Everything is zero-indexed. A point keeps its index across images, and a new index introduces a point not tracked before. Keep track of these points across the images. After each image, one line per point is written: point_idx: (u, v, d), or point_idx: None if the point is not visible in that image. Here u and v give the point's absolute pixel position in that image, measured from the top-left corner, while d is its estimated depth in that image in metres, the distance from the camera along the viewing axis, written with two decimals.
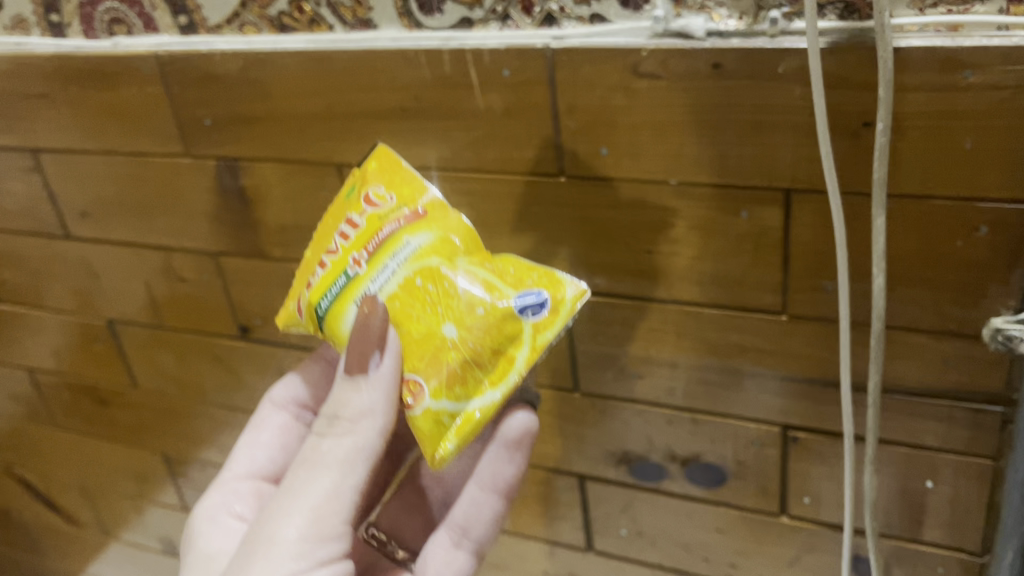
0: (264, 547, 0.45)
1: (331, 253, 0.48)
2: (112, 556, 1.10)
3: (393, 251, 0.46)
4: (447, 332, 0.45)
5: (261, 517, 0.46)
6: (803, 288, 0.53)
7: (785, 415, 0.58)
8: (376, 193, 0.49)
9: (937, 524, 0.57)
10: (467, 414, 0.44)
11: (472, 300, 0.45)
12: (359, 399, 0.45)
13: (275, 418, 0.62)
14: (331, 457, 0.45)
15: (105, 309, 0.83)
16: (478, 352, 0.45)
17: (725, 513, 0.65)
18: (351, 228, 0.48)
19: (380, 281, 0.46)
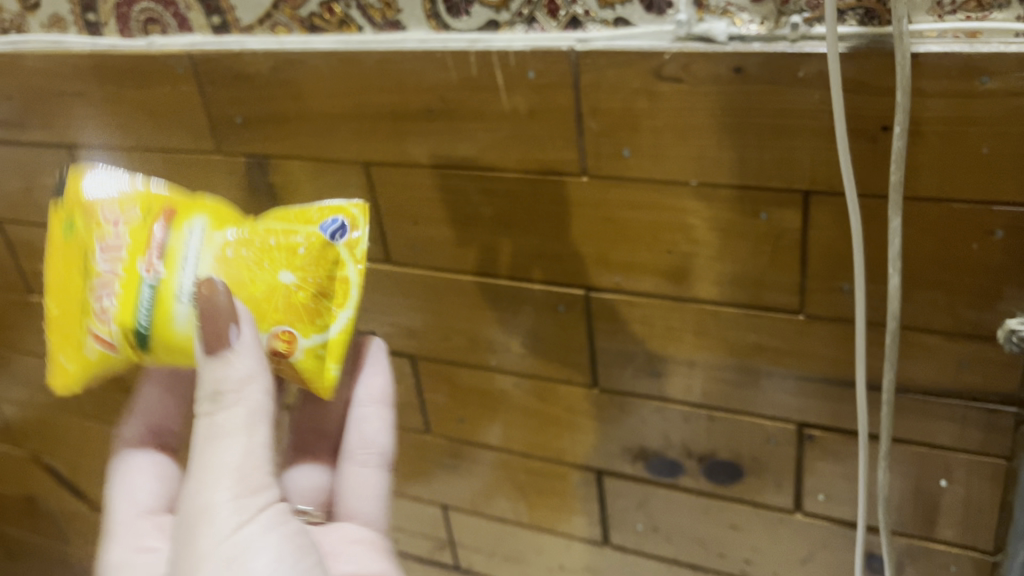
0: (200, 519, 0.45)
1: (115, 267, 0.48)
2: None
3: (181, 250, 0.48)
4: (286, 279, 0.48)
5: (184, 501, 0.46)
6: (821, 289, 0.54)
7: (801, 413, 0.59)
8: (117, 207, 0.49)
9: (950, 523, 0.58)
10: (332, 341, 0.48)
11: (291, 246, 0.49)
12: (231, 363, 0.44)
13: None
14: (225, 426, 0.45)
15: None
16: (318, 285, 0.48)
17: (741, 510, 0.66)
18: (115, 245, 0.48)
19: (187, 274, 0.47)
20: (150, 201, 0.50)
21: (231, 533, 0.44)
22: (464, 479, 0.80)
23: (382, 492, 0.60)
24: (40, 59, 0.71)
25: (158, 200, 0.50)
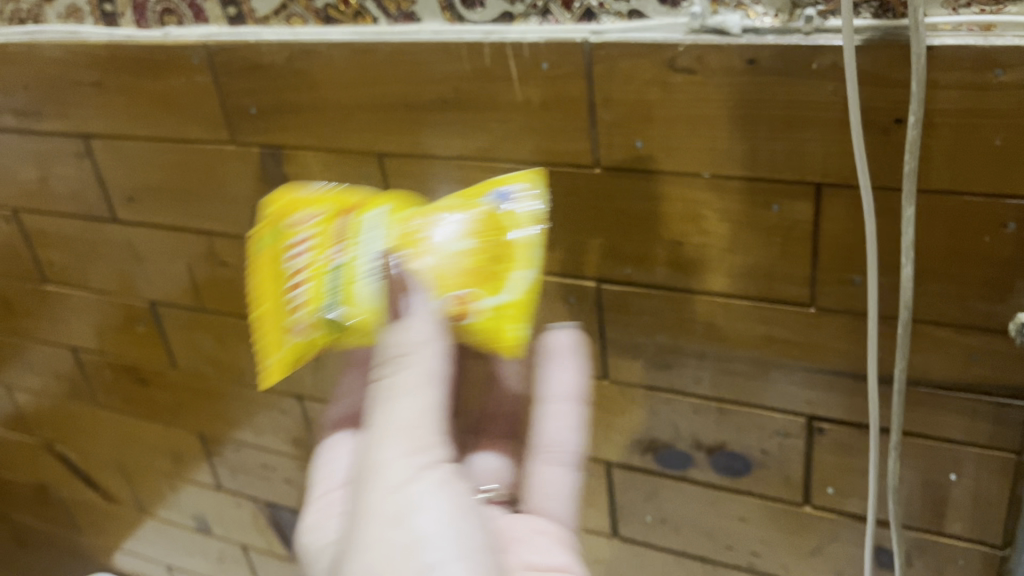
0: (369, 477, 0.46)
1: (326, 253, 0.50)
2: (147, 531, 1.13)
3: (358, 231, 0.50)
4: (507, 238, 0.49)
5: (359, 460, 0.48)
6: (832, 281, 0.54)
7: (810, 406, 0.59)
8: (306, 214, 0.52)
9: (958, 516, 0.58)
10: (499, 312, 0.48)
11: (473, 224, 0.50)
12: (417, 327, 0.46)
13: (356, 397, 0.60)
14: (404, 383, 0.46)
15: (148, 291, 0.85)
16: (490, 249, 0.49)
17: (749, 502, 0.66)
18: (306, 238, 0.51)
19: (371, 246, 0.49)
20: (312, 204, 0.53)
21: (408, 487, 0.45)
22: None
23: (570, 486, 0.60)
24: (57, 49, 0.71)
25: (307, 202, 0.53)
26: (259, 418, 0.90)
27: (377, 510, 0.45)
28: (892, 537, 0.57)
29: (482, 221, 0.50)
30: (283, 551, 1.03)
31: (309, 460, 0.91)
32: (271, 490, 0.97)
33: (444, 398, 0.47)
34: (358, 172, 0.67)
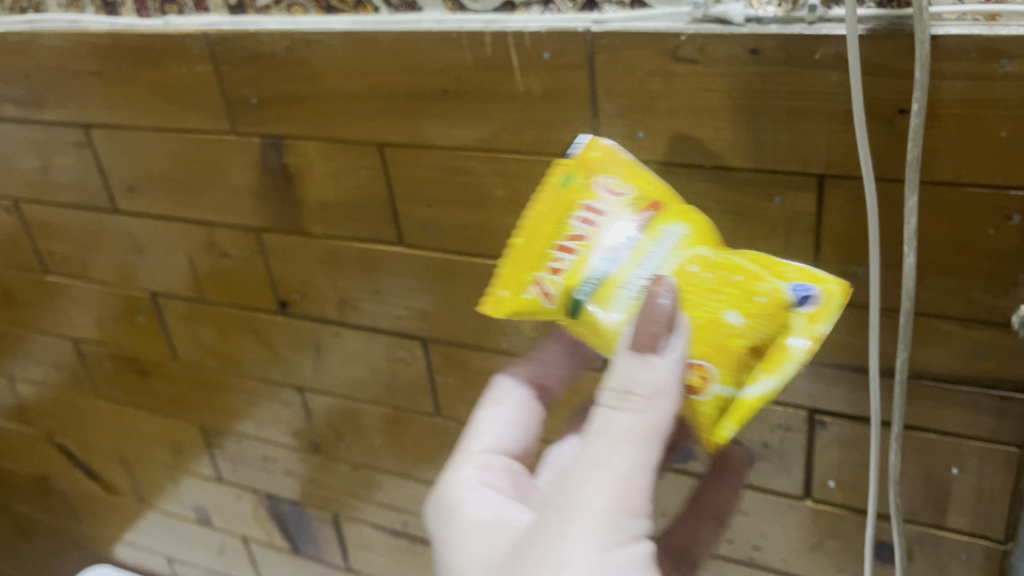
0: (562, 516, 0.42)
1: (578, 240, 0.48)
2: (148, 523, 1.13)
3: (602, 236, 0.47)
4: (731, 320, 0.44)
5: (556, 494, 0.43)
6: (833, 273, 0.54)
7: (812, 399, 0.59)
8: (609, 183, 0.48)
9: (960, 511, 0.58)
10: (747, 400, 0.44)
11: (750, 289, 0.44)
12: (637, 372, 0.42)
13: (516, 396, 0.58)
14: (620, 430, 0.42)
15: (149, 282, 0.85)
16: (762, 339, 0.44)
17: (750, 496, 0.66)
18: (592, 215, 0.48)
19: (638, 267, 0.46)
20: (639, 181, 0.49)
21: (595, 550, 0.41)
22: None
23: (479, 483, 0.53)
24: (57, 38, 0.71)
25: (604, 171, 0.49)
26: (260, 410, 0.90)
27: None
28: (894, 532, 0.56)
29: (720, 278, 0.45)
30: (283, 542, 1.03)
31: (310, 451, 0.91)
32: (272, 482, 0.97)
33: (656, 456, 0.42)
34: (359, 163, 0.66)
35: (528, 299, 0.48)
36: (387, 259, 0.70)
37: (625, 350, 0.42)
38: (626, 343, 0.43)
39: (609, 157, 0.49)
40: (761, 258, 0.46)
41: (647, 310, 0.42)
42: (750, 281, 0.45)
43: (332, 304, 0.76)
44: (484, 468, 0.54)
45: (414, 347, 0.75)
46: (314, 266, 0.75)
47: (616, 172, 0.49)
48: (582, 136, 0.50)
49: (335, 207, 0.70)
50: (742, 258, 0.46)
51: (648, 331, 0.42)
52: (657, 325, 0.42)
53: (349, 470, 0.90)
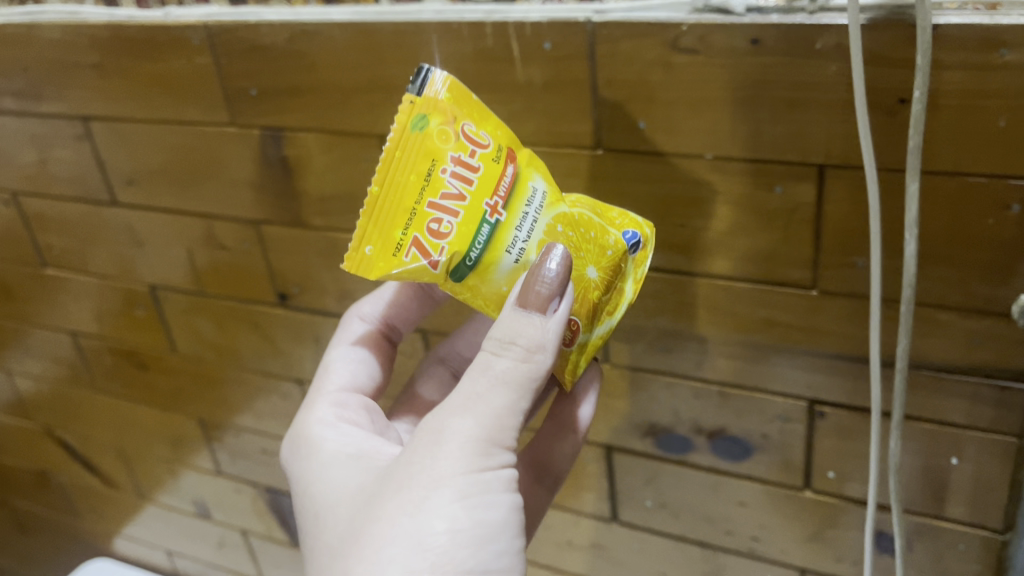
0: (433, 440, 0.44)
1: (456, 199, 0.45)
2: (147, 517, 1.13)
3: (528, 198, 0.47)
4: (591, 275, 0.48)
5: (428, 421, 0.45)
6: (834, 264, 0.54)
7: (811, 390, 0.59)
8: (471, 131, 0.45)
9: (959, 501, 0.58)
10: (595, 341, 0.50)
11: (602, 244, 0.49)
12: (520, 326, 0.43)
13: (362, 335, 0.60)
14: (504, 374, 0.44)
15: (148, 275, 0.85)
16: (607, 287, 0.49)
17: (750, 487, 0.66)
18: (468, 170, 0.45)
19: (526, 230, 0.46)
20: (485, 123, 0.46)
21: (465, 475, 0.43)
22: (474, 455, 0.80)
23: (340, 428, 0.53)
24: (56, 30, 0.71)
25: (456, 115, 0.45)
26: (259, 403, 0.90)
27: (405, 526, 0.43)
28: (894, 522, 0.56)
29: (581, 234, 0.48)
30: (282, 535, 1.03)
31: None
32: (271, 476, 0.97)
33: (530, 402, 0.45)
34: (359, 154, 0.66)
35: (408, 263, 0.45)
36: None
37: (512, 306, 0.44)
38: (515, 301, 0.44)
39: (459, 92, 0.46)
40: (591, 203, 0.51)
41: (541, 279, 0.44)
42: (600, 236, 0.49)
43: (331, 296, 0.76)
44: (341, 407, 0.55)
45: (414, 339, 0.75)
46: (314, 258, 0.75)
47: (467, 114, 0.46)
48: (425, 66, 0.45)
49: (335, 199, 0.70)
50: (586, 211, 0.50)
51: (538, 295, 0.44)
52: (554, 292, 0.44)
53: None
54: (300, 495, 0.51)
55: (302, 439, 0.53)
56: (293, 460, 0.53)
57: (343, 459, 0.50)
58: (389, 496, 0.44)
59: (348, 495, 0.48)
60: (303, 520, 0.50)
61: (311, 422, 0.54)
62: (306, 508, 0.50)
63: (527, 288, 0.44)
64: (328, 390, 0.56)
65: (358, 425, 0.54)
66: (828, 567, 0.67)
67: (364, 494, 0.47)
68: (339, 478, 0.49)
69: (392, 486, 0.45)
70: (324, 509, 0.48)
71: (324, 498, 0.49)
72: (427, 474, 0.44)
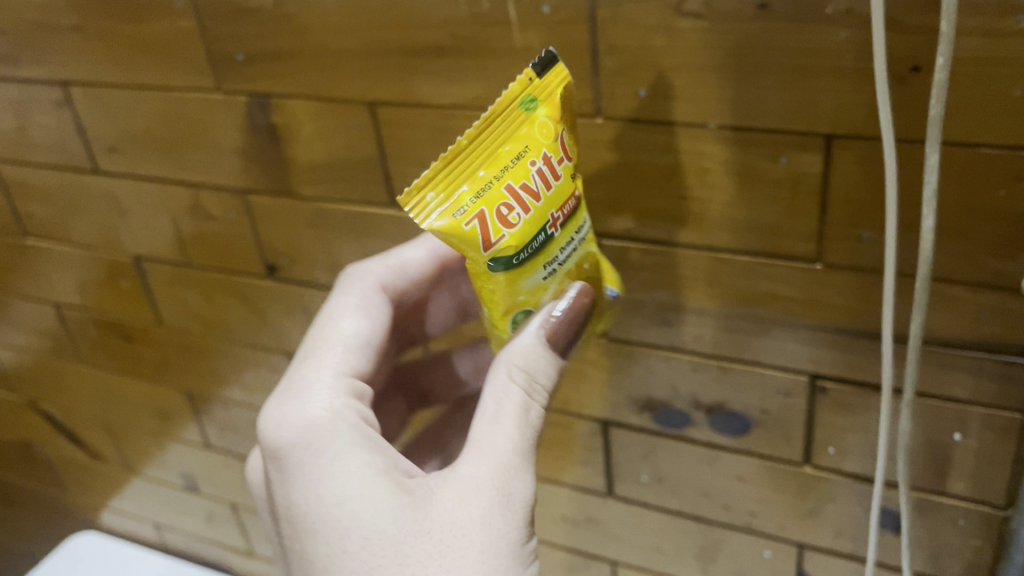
0: (495, 492, 0.45)
1: (532, 194, 0.47)
2: (134, 490, 1.12)
3: (576, 227, 0.50)
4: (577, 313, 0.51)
5: (473, 467, 0.46)
6: (839, 237, 0.52)
7: (813, 364, 0.58)
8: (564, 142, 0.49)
9: (961, 476, 0.57)
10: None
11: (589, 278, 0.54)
12: (546, 364, 0.48)
13: (381, 312, 0.56)
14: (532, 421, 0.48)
15: (132, 246, 0.83)
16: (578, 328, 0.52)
17: (748, 461, 0.65)
18: (550, 174, 0.47)
19: (566, 253, 0.50)
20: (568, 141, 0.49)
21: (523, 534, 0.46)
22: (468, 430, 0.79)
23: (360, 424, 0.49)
24: None
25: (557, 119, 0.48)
26: (248, 376, 0.88)
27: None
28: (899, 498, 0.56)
29: (587, 273, 0.52)
30: None
31: None
32: None
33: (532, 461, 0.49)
34: (349, 123, 0.64)
35: (468, 233, 0.46)
36: (377, 221, 0.68)
37: (539, 337, 0.48)
38: (538, 332, 0.48)
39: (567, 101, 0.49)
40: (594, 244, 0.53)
41: (564, 318, 0.49)
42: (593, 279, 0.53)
43: (321, 268, 0.74)
44: (356, 395, 0.51)
45: None
46: (303, 229, 0.73)
47: (564, 128, 0.49)
48: (551, 54, 0.48)
49: (325, 167, 0.68)
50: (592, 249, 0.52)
51: (562, 334, 0.49)
52: (570, 330, 0.49)
53: None
54: (321, 502, 0.45)
55: (326, 434, 0.47)
56: (317, 458, 0.47)
57: (382, 474, 0.46)
58: (472, 557, 0.44)
59: (407, 529, 0.44)
60: (327, 536, 0.45)
61: (332, 410, 0.49)
62: (339, 524, 0.45)
63: (550, 319, 0.48)
64: (343, 371, 0.52)
65: (370, 421, 0.50)
66: (826, 543, 0.66)
67: (425, 535, 0.44)
68: (385, 495, 0.45)
69: (471, 544, 0.44)
70: (375, 536, 0.44)
71: (370, 518, 0.44)
72: (504, 540, 0.44)
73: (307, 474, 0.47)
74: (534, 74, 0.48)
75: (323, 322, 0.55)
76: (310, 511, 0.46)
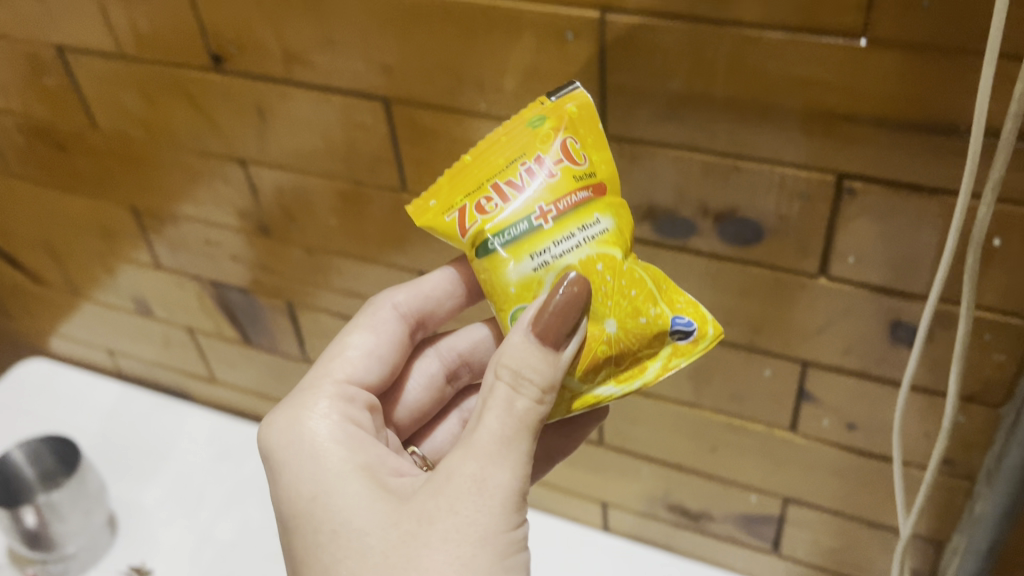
0: (466, 486, 0.45)
1: (516, 188, 0.49)
2: (85, 315, 1.03)
3: (583, 223, 0.48)
4: (609, 327, 0.48)
5: (449, 461, 0.46)
6: (892, 6, 0.45)
7: (843, 162, 0.51)
8: (573, 147, 0.49)
9: (994, 287, 0.52)
10: (589, 396, 0.49)
11: (640, 309, 0.48)
12: (537, 361, 0.46)
13: (393, 329, 0.58)
14: (524, 416, 0.46)
15: (54, 35, 0.72)
16: (624, 350, 0.49)
17: (756, 274, 0.59)
18: (542, 170, 0.49)
19: (563, 246, 0.48)
20: (588, 151, 0.50)
21: (502, 527, 0.45)
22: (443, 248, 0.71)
23: (349, 431, 0.52)
24: None
25: (565, 125, 0.50)
26: (197, 188, 0.79)
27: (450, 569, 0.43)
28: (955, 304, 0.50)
29: (619, 284, 0.48)
30: (234, 333, 0.92)
31: (257, 234, 0.80)
32: (215, 270, 0.86)
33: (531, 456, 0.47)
34: None
35: (447, 221, 0.50)
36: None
37: (527, 333, 0.46)
38: (528, 327, 0.46)
39: (587, 117, 0.50)
40: (659, 275, 0.50)
41: (558, 310, 0.46)
42: (641, 299, 0.49)
43: (276, 59, 0.64)
44: (347, 400, 0.54)
45: (375, 110, 0.64)
46: (252, 10, 0.62)
47: (580, 134, 0.50)
48: (570, 84, 0.51)
49: None
50: (644, 271, 0.49)
51: (554, 327, 0.46)
52: (565, 324, 0.46)
53: (302, 256, 0.79)
54: (299, 499, 0.49)
55: (306, 436, 0.51)
56: (297, 458, 0.50)
57: (358, 473, 0.49)
58: (434, 545, 0.44)
59: (373, 521, 0.46)
60: (304, 530, 0.48)
61: (315, 414, 0.52)
62: (313, 517, 0.48)
63: (541, 312, 0.46)
64: (337, 377, 0.55)
65: (360, 425, 0.53)
66: (832, 361, 0.61)
67: (392, 527, 0.45)
68: (355, 489, 0.48)
69: (435, 533, 0.44)
70: (342, 529, 0.47)
71: (339, 512, 0.47)
72: (473, 528, 0.44)
73: (289, 476, 0.51)
74: (546, 98, 0.51)
75: (338, 337, 0.58)
76: (289, 509, 0.49)
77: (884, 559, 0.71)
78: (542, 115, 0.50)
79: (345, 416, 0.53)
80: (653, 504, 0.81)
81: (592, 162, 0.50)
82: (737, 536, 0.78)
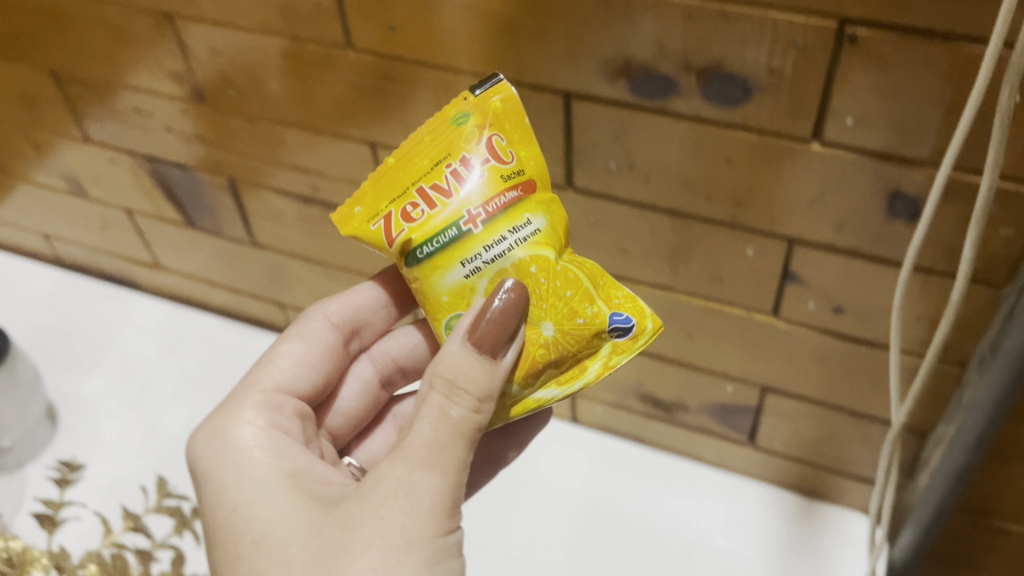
0: (394, 491, 0.42)
1: (443, 193, 0.46)
2: (19, 200, 0.93)
3: (515, 224, 0.46)
4: (545, 331, 0.46)
5: (378, 469, 0.43)
6: None
7: (847, 4, 0.44)
8: (499, 145, 0.47)
9: (1010, 153, 0.46)
10: (530, 400, 0.47)
11: (575, 308, 0.46)
12: (472, 369, 0.43)
13: (325, 337, 0.55)
14: (458, 425, 0.43)
15: None
16: (563, 354, 0.47)
17: (743, 141, 0.52)
18: (469, 173, 0.46)
19: (494, 250, 0.46)
20: (517, 147, 0.47)
21: (432, 533, 0.42)
22: (394, 116, 0.63)
23: (276, 440, 0.48)
24: None
25: (488, 123, 0.47)
26: (121, 49, 0.70)
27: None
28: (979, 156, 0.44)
29: (554, 285, 0.46)
30: (175, 215, 0.84)
31: (193, 101, 0.71)
32: (150, 144, 0.78)
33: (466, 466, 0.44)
34: None
35: (373, 230, 0.47)
36: None
37: (462, 342, 0.43)
38: (464, 335, 0.44)
39: (512, 112, 0.48)
40: (595, 271, 0.48)
41: (495, 317, 0.44)
42: (576, 299, 0.46)
43: None
44: (274, 409, 0.50)
45: None
46: None
47: (506, 130, 0.47)
48: (495, 76, 0.48)
49: None
50: (578, 270, 0.47)
51: (491, 336, 0.44)
52: (504, 331, 0.44)
53: (243, 126, 0.71)
54: (219, 509, 0.45)
55: (231, 445, 0.47)
56: (220, 468, 0.47)
57: (283, 481, 0.45)
58: (359, 551, 0.41)
59: (295, 530, 0.42)
60: (223, 543, 0.44)
61: (241, 424, 0.48)
62: (233, 529, 0.44)
63: (478, 320, 0.44)
64: (266, 386, 0.51)
65: (289, 435, 0.50)
66: (822, 238, 0.55)
67: (313, 537, 0.42)
68: (277, 498, 0.44)
69: (360, 540, 0.41)
70: (263, 539, 0.43)
71: (260, 522, 0.43)
72: (398, 534, 0.41)
73: (211, 485, 0.47)
74: (469, 93, 0.48)
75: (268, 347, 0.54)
76: (209, 520, 0.46)
77: (863, 451, 0.68)
78: (465, 112, 0.47)
79: (272, 425, 0.49)
80: (625, 396, 0.77)
81: (521, 159, 0.47)
82: (712, 428, 0.75)
